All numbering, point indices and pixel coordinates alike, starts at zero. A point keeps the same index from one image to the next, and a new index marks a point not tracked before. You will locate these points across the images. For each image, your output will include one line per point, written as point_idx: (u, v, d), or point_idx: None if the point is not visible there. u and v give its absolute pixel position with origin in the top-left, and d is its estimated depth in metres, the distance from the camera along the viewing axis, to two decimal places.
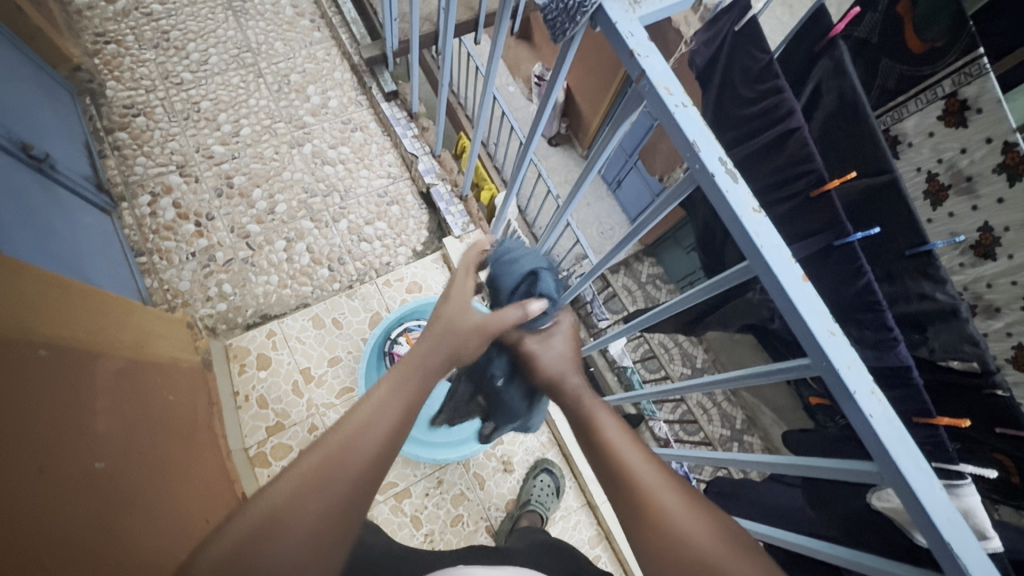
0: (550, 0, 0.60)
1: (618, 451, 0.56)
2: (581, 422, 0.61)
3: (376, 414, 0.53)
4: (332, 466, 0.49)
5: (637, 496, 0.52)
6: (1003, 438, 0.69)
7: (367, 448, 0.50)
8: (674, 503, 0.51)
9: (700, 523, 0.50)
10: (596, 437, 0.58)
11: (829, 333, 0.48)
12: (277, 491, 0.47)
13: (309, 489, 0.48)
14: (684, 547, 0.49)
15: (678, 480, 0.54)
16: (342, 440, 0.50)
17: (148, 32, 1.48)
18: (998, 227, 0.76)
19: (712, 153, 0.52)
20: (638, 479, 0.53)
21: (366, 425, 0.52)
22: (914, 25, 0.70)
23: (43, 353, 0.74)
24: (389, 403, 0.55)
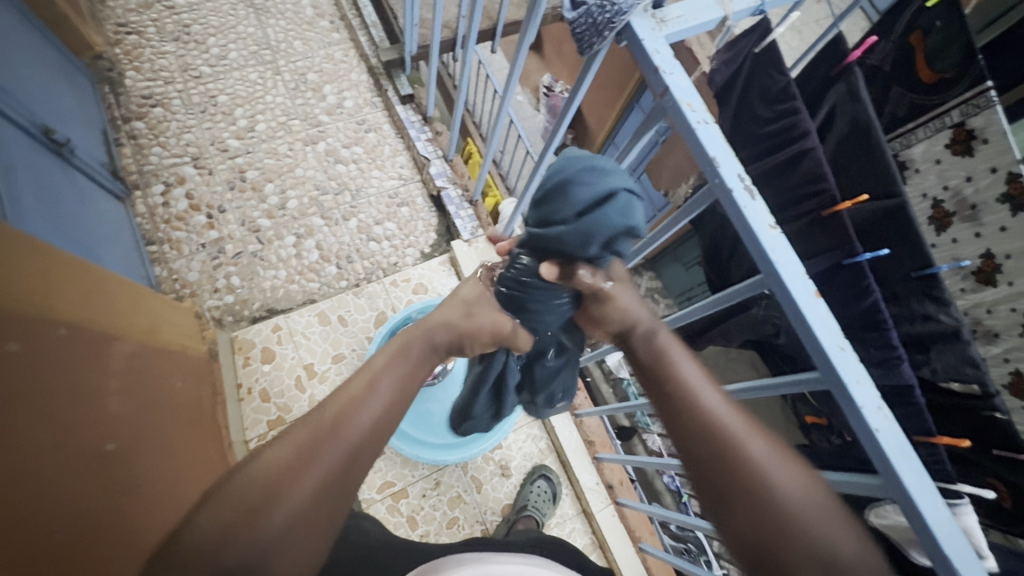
0: (579, 15, 0.62)
1: (697, 393, 0.52)
2: (656, 358, 0.57)
3: (374, 380, 0.55)
4: (332, 432, 0.49)
5: (720, 436, 0.49)
6: (1001, 460, 0.70)
7: (368, 410, 0.52)
8: (760, 449, 0.48)
9: (788, 471, 0.47)
10: (669, 377, 0.55)
11: (838, 348, 0.50)
12: (279, 454, 0.46)
13: (299, 456, 0.47)
14: (770, 495, 0.45)
15: (761, 429, 0.51)
16: (340, 409, 0.51)
17: (170, 25, 1.50)
18: (999, 255, 0.77)
19: (731, 169, 0.54)
20: (720, 421, 0.50)
21: (364, 393, 0.53)
22: (926, 55, 0.72)
23: (62, 333, 0.74)
24: (383, 374, 0.56)
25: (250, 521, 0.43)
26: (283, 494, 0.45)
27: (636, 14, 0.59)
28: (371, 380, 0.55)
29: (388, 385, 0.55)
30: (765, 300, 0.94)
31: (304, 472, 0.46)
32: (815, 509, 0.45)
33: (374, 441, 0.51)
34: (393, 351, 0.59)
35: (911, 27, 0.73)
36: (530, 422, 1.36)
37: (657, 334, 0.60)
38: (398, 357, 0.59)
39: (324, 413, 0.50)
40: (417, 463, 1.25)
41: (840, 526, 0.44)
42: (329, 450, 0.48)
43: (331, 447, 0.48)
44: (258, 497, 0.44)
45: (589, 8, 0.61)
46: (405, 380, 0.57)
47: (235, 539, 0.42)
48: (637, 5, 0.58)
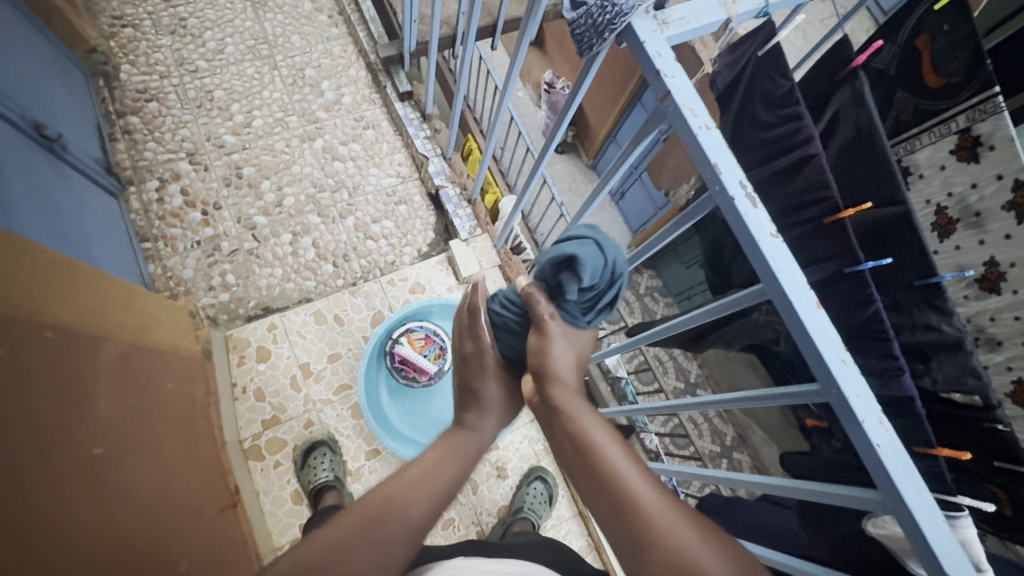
0: (579, 15, 0.61)
1: (624, 478, 0.52)
2: (580, 441, 0.56)
3: (432, 473, 0.59)
4: (381, 521, 0.53)
5: (646, 525, 0.49)
6: (1001, 472, 0.70)
7: (424, 501, 0.56)
8: (687, 533, 0.48)
9: (715, 556, 0.47)
10: (595, 461, 0.54)
11: (840, 361, 0.49)
12: (334, 537, 0.51)
13: (353, 541, 0.51)
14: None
15: (687, 510, 0.51)
16: (396, 496, 0.55)
17: (166, 19, 1.48)
18: (1004, 263, 0.76)
19: (733, 176, 0.53)
20: (646, 509, 0.50)
21: (417, 484, 0.57)
22: (931, 60, 0.71)
23: (49, 335, 0.73)
24: (443, 465, 0.60)
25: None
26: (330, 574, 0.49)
27: (638, 15, 0.58)
28: (426, 474, 0.59)
29: (443, 480, 0.59)
30: (766, 305, 0.93)
31: (355, 557, 0.50)
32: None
33: (422, 531, 0.55)
34: (447, 443, 0.63)
35: (916, 32, 0.71)
36: (527, 423, 1.35)
37: (580, 411, 0.58)
38: (452, 452, 0.62)
39: (378, 501, 0.55)
40: None
41: None
42: (377, 536, 0.52)
43: (380, 540, 0.52)
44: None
45: (588, 8, 0.59)
46: (457, 474, 0.61)
47: None
48: (639, 6, 0.57)
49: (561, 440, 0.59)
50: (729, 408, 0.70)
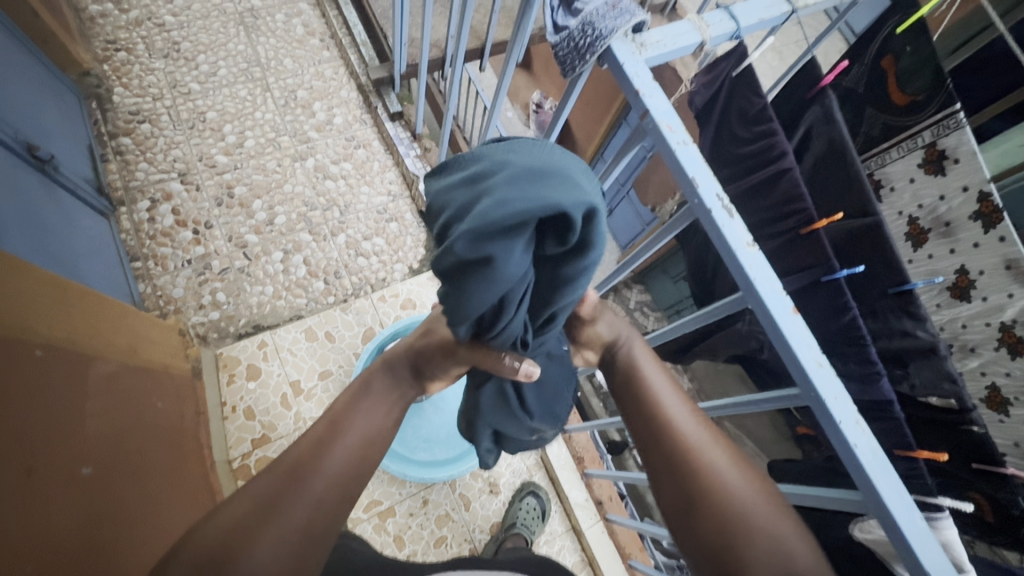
0: (561, 39, 0.64)
1: (673, 420, 0.53)
2: (634, 384, 0.58)
3: (346, 416, 0.57)
4: (304, 469, 0.50)
5: (692, 463, 0.49)
6: (980, 474, 0.71)
7: (345, 441, 0.54)
8: (731, 475, 0.48)
9: (757, 500, 0.47)
10: (648, 403, 0.55)
11: (816, 364, 0.51)
12: (251, 498, 0.47)
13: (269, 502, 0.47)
14: (740, 522, 0.46)
15: (736, 453, 0.51)
16: (312, 446, 0.52)
17: (159, 42, 1.51)
18: (973, 271, 0.79)
19: (710, 189, 0.55)
20: (694, 449, 0.50)
21: (332, 432, 0.54)
22: (897, 79, 0.74)
23: (38, 354, 0.73)
24: (356, 408, 0.58)
25: (230, 555, 0.43)
26: (265, 529, 0.45)
27: (617, 38, 0.61)
28: (336, 421, 0.56)
29: (362, 420, 0.57)
30: (750, 315, 0.95)
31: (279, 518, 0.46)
32: (789, 534, 0.45)
33: (359, 463, 0.54)
34: (353, 390, 0.60)
35: (882, 52, 0.74)
36: None
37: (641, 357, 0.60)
38: (359, 394, 0.59)
39: (289, 461, 0.50)
40: (404, 481, 1.24)
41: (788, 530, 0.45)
42: (305, 484, 0.49)
43: (301, 491, 0.48)
44: (227, 540, 0.44)
45: (570, 32, 0.63)
46: (379, 411, 0.59)
47: None
48: (617, 30, 0.60)
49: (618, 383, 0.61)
50: (717, 415, 0.71)
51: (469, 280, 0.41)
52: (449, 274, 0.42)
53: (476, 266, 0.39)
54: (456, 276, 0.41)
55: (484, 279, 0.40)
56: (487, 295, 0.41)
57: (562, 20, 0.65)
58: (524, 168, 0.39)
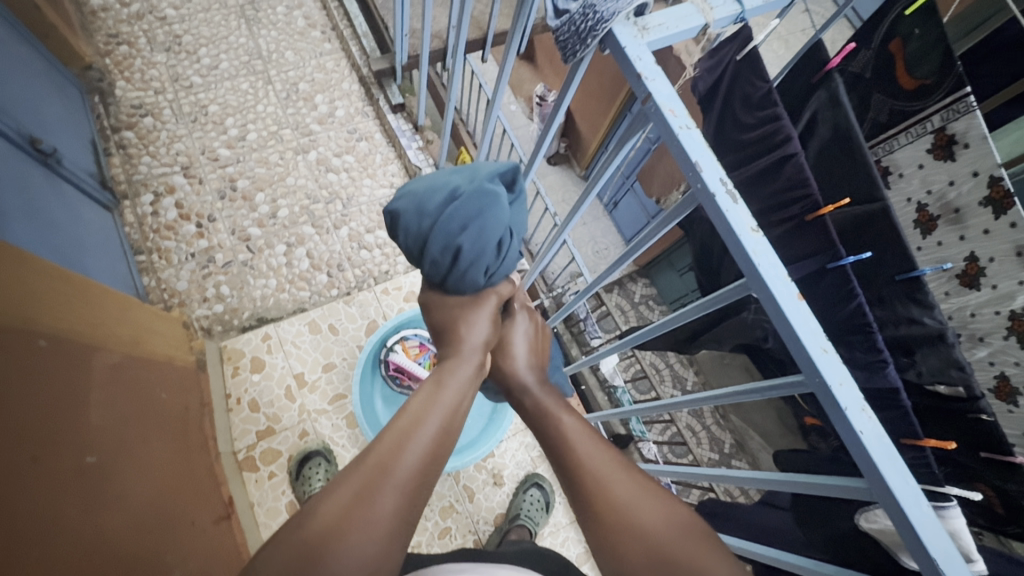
0: (562, 23, 0.64)
1: (571, 442, 0.59)
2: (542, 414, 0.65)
3: (421, 415, 0.55)
4: (387, 469, 0.49)
5: (583, 479, 0.54)
6: (988, 462, 0.71)
7: (422, 440, 0.53)
8: (620, 482, 0.53)
9: (645, 501, 0.51)
10: (553, 431, 0.62)
11: (822, 351, 0.50)
12: (339, 499, 0.47)
13: (357, 503, 0.47)
14: (624, 523, 0.50)
15: (628, 465, 0.55)
16: (390, 445, 0.51)
17: (161, 36, 1.50)
18: (983, 258, 0.78)
19: (713, 173, 0.55)
20: (588, 466, 0.55)
21: (409, 431, 0.53)
22: (906, 62, 0.72)
23: (42, 344, 0.74)
24: (431, 409, 0.56)
25: (320, 555, 0.44)
26: (346, 535, 0.45)
27: (618, 21, 0.60)
28: (415, 418, 0.55)
29: (435, 419, 0.56)
30: (754, 304, 0.94)
31: (365, 521, 0.46)
32: (670, 529, 0.49)
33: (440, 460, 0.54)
34: (427, 386, 0.60)
35: (890, 36, 0.72)
36: (523, 430, 1.35)
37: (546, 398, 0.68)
38: (432, 391, 0.59)
39: (373, 460, 0.50)
40: None
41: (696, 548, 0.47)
42: (388, 484, 0.49)
43: (385, 492, 0.48)
44: (312, 549, 0.44)
45: (571, 16, 0.62)
46: (448, 411, 0.57)
47: None
48: (619, 13, 0.58)
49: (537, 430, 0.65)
50: (722, 403, 0.70)
51: (492, 212, 0.61)
52: (468, 219, 0.61)
53: (493, 201, 0.61)
54: (476, 214, 0.61)
55: (497, 209, 0.61)
56: (498, 221, 0.62)
57: (563, 3, 0.64)
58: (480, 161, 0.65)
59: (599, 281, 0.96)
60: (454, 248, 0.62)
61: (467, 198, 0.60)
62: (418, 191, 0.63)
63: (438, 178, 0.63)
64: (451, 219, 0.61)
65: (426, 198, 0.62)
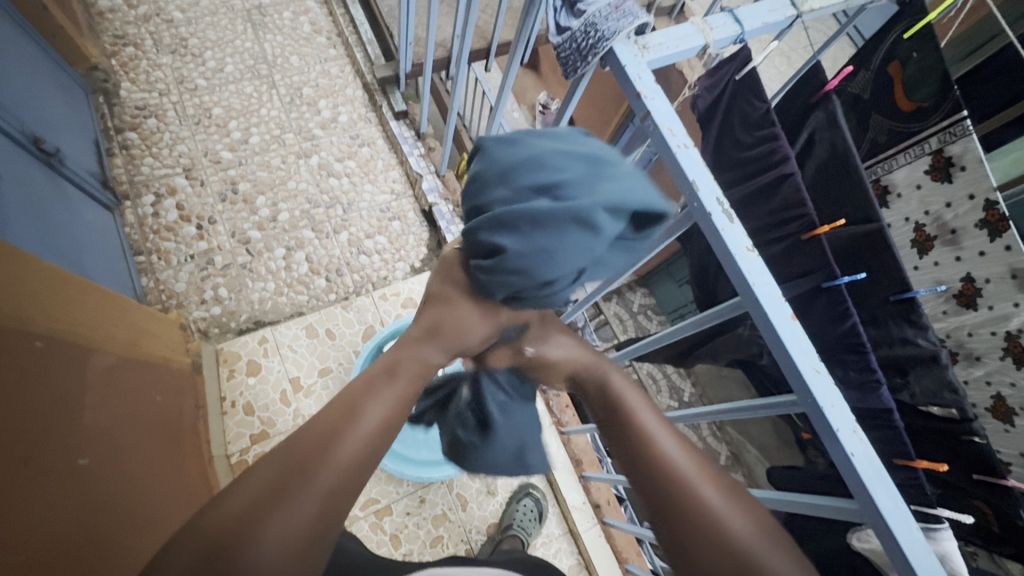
0: (564, 40, 0.65)
1: (653, 439, 0.54)
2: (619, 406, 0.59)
3: (357, 405, 0.51)
4: (306, 459, 0.45)
5: (667, 477, 0.50)
6: (980, 484, 0.71)
7: (357, 431, 0.49)
8: (707, 489, 0.48)
9: (736, 513, 0.47)
10: (628, 424, 0.56)
11: (814, 371, 0.50)
12: (247, 491, 0.42)
13: (273, 492, 0.42)
14: (716, 535, 0.45)
15: (716, 471, 0.51)
16: (316, 440, 0.47)
17: (167, 38, 1.51)
18: (979, 279, 0.78)
19: (710, 193, 0.55)
20: (673, 467, 0.50)
21: (340, 425, 0.49)
22: (904, 86, 0.74)
23: (38, 345, 0.74)
24: (372, 398, 0.53)
25: (230, 547, 0.39)
26: (262, 521, 0.41)
27: (619, 40, 0.60)
28: (350, 402, 0.51)
29: (377, 411, 0.52)
30: (750, 320, 0.95)
31: (285, 508, 0.42)
32: (767, 550, 0.45)
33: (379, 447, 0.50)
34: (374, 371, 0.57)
35: (889, 58, 0.74)
36: None
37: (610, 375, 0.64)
38: (376, 376, 0.56)
39: (297, 446, 0.46)
40: (402, 480, 1.24)
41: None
42: (309, 479, 0.44)
43: (306, 479, 0.44)
44: (223, 538, 0.39)
45: (573, 33, 0.63)
46: (394, 404, 0.54)
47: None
48: (620, 32, 0.59)
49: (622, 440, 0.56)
50: (716, 420, 0.70)
51: (563, 236, 0.52)
52: (538, 224, 0.51)
53: (586, 230, 0.51)
54: (553, 228, 0.51)
55: (577, 240, 0.52)
56: (572, 254, 0.52)
57: (565, 20, 0.65)
58: (630, 174, 0.53)
59: (595, 292, 0.97)
60: (511, 245, 0.52)
61: (559, 205, 0.50)
62: (519, 154, 0.55)
63: (547, 151, 0.54)
64: (534, 211, 0.51)
65: (519, 169, 0.54)
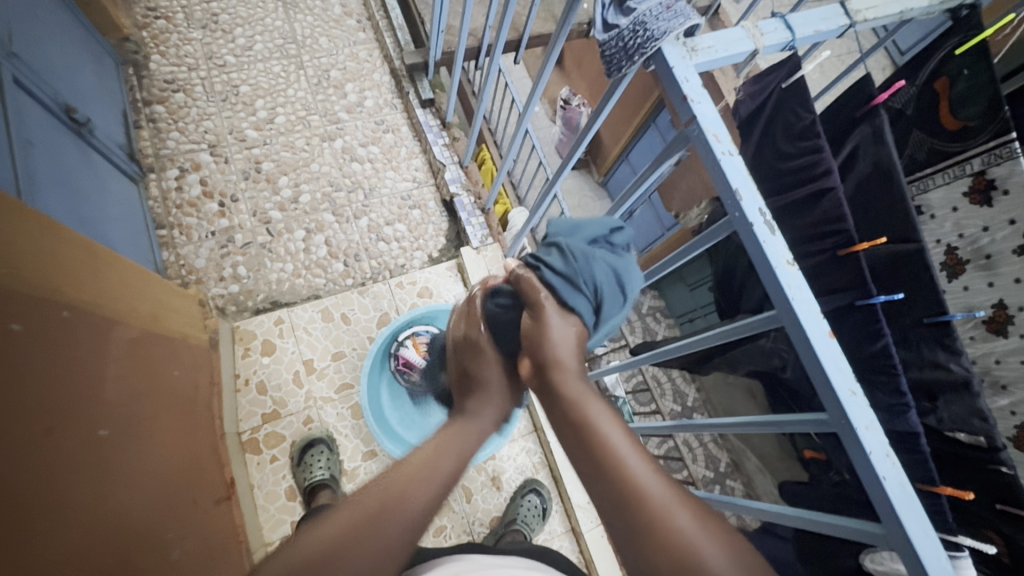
0: (611, 38, 0.64)
1: (625, 462, 0.50)
2: (583, 420, 0.54)
3: (423, 472, 0.56)
4: (388, 507, 0.52)
5: (633, 494, 0.48)
6: (1003, 515, 0.69)
7: (410, 510, 0.53)
8: (685, 519, 0.46)
9: (715, 546, 0.45)
10: (596, 442, 0.52)
11: (850, 392, 0.49)
12: (327, 536, 0.50)
13: (355, 535, 0.50)
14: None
15: (686, 495, 0.49)
16: (401, 484, 0.54)
17: (198, 13, 1.51)
18: (1012, 306, 0.75)
19: (753, 203, 0.54)
20: (647, 496, 0.48)
21: (390, 505, 0.52)
22: (950, 103, 0.72)
23: (65, 315, 0.74)
24: (426, 477, 0.55)
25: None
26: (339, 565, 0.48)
27: (668, 40, 0.59)
28: (438, 450, 0.59)
29: (424, 496, 0.54)
30: (773, 332, 0.94)
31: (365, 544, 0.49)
32: None
33: (422, 527, 0.53)
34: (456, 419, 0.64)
35: (935, 74, 0.72)
36: (524, 436, 1.36)
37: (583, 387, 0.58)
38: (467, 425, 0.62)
39: (385, 490, 0.53)
40: None
41: None
42: (380, 526, 0.51)
43: (387, 526, 0.51)
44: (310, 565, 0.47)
45: (621, 31, 0.62)
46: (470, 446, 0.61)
47: None
48: (670, 33, 0.58)
49: (580, 451, 0.54)
50: (734, 432, 0.70)
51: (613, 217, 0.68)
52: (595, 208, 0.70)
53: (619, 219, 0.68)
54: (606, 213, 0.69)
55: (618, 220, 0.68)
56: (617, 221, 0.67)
57: (613, 18, 0.64)
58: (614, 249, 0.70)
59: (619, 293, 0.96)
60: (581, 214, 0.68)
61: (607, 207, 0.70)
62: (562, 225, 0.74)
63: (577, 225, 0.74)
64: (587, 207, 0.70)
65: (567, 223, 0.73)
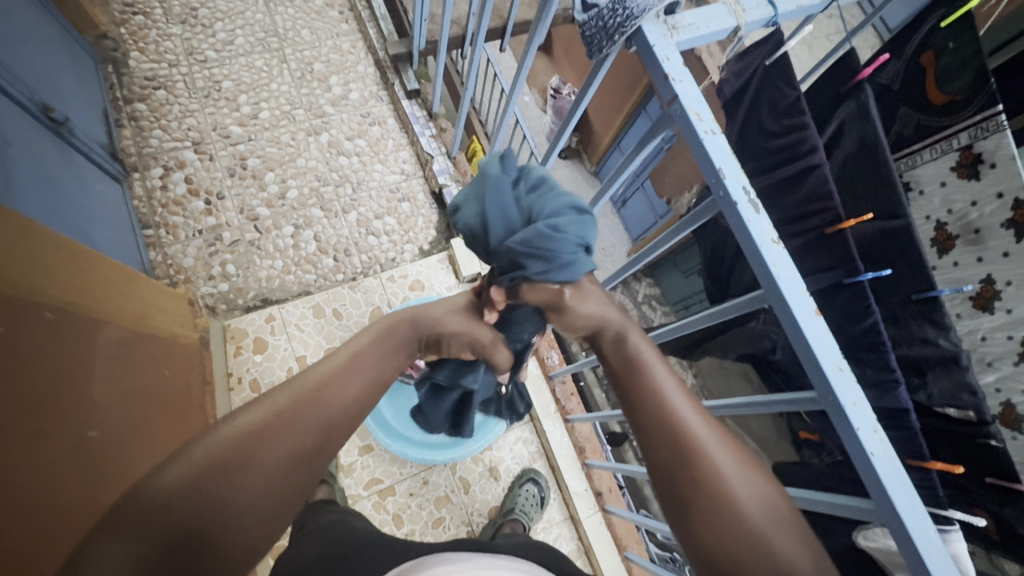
0: (590, 18, 0.63)
1: (669, 396, 0.50)
2: (632, 359, 0.54)
3: (345, 370, 0.50)
4: (309, 402, 0.45)
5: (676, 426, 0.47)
6: (993, 489, 0.70)
7: (333, 408, 0.46)
8: (726, 459, 0.45)
9: (755, 490, 0.44)
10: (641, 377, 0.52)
11: (836, 368, 0.49)
12: (235, 428, 0.42)
13: (270, 429, 0.42)
14: (733, 514, 0.42)
15: (732, 439, 0.48)
16: (320, 380, 0.48)
17: (177, 8, 1.48)
18: (1000, 281, 0.76)
19: (736, 181, 0.54)
20: (690, 431, 0.47)
21: (310, 399, 0.45)
22: (936, 78, 0.71)
23: (48, 317, 0.73)
24: (349, 375, 0.50)
25: (222, 472, 0.39)
26: (250, 457, 0.40)
27: (648, 19, 0.58)
28: (361, 350, 0.53)
29: (345, 394, 0.48)
30: (763, 314, 0.94)
31: (284, 440, 0.42)
32: (781, 531, 0.42)
33: (347, 427, 0.47)
34: (382, 325, 0.58)
35: (922, 48, 0.71)
36: (521, 426, 1.35)
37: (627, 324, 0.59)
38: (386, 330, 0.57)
39: (305, 382, 0.47)
40: (405, 461, 1.24)
41: (796, 544, 0.42)
42: (299, 421, 0.44)
43: (309, 421, 0.44)
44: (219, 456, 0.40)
45: (600, 11, 0.61)
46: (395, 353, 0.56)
47: (198, 500, 0.38)
48: (649, 10, 0.57)
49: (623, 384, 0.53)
50: (726, 414, 0.70)
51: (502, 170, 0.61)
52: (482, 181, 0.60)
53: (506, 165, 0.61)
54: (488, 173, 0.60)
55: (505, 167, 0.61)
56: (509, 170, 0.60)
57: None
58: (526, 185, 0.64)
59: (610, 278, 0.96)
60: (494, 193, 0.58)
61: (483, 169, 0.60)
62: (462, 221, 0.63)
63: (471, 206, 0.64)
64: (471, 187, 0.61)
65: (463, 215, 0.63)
